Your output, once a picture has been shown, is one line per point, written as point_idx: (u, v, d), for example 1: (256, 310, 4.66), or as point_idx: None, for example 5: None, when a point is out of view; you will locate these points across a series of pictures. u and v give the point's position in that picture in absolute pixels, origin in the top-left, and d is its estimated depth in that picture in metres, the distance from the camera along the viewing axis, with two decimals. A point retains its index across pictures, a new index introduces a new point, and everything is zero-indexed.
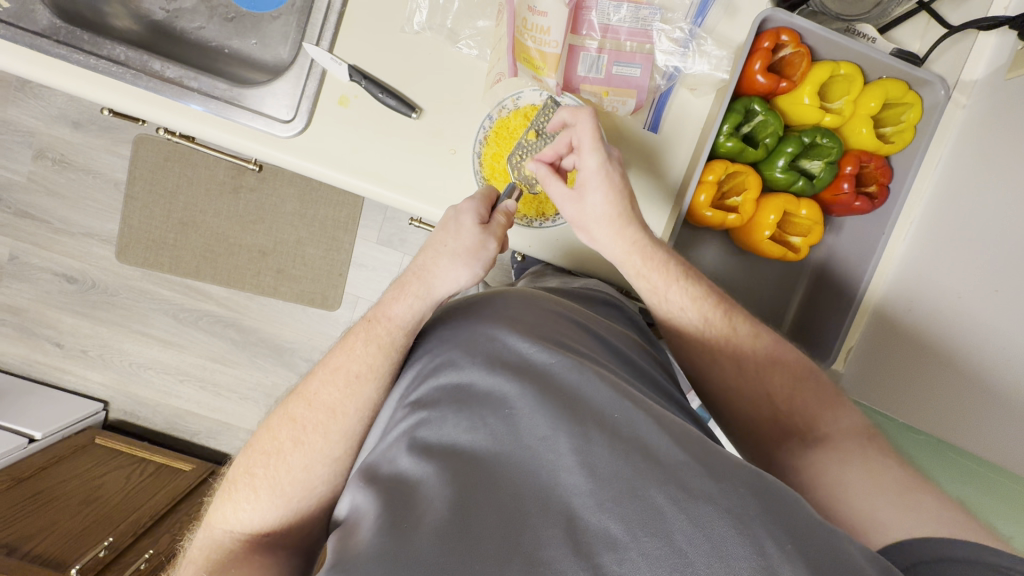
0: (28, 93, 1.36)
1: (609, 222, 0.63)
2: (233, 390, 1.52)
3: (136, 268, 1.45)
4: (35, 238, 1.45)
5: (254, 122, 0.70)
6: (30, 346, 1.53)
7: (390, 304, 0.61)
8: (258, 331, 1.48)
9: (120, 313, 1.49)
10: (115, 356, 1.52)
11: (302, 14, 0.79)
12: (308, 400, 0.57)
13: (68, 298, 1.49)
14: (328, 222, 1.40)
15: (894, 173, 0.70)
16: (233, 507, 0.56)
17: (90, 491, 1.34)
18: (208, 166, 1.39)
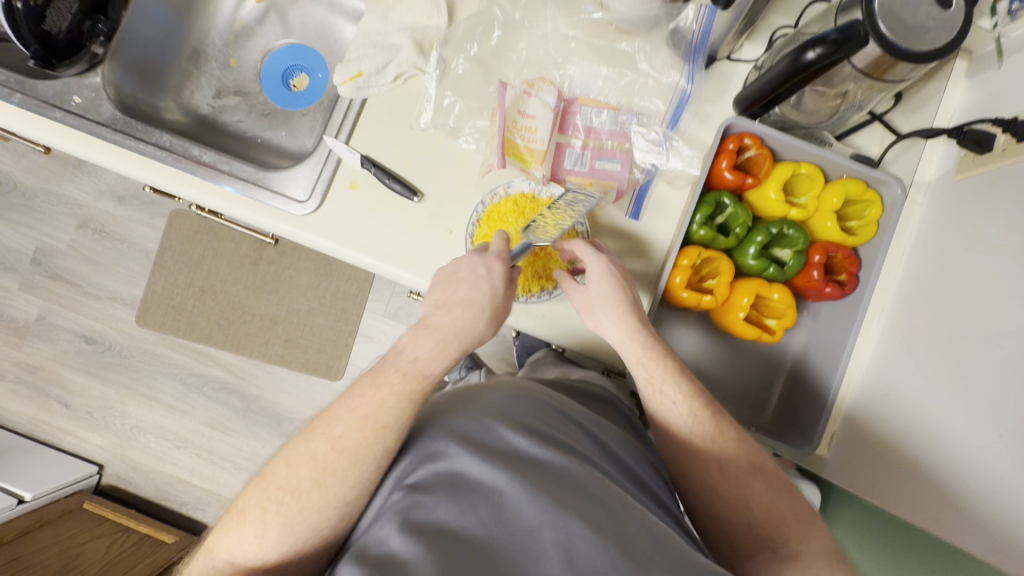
0: (83, 170, 1.52)
1: (614, 311, 0.66)
2: (228, 459, 1.51)
3: (152, 332, 1.52)
4: (62, 301, 1.54)
5: (274, 202, 0.78)
6: (38, 404, 1.56)
7: (427, 360, 0.61)
8: (260, 398, 1.50)
9: (130, 376, 1.53)
10: (118, 419, 1.54)
11: (326, 112, 0.91)
12: (331, 442, 0.56)
13: (84, 359, 1.54)
14: (339, 294, 1.47)
15: (861, 262, 0.74)
16: (239, 538, 0.54)
17: (68, 560, 1.27)
18: (233, 239, 1.49)
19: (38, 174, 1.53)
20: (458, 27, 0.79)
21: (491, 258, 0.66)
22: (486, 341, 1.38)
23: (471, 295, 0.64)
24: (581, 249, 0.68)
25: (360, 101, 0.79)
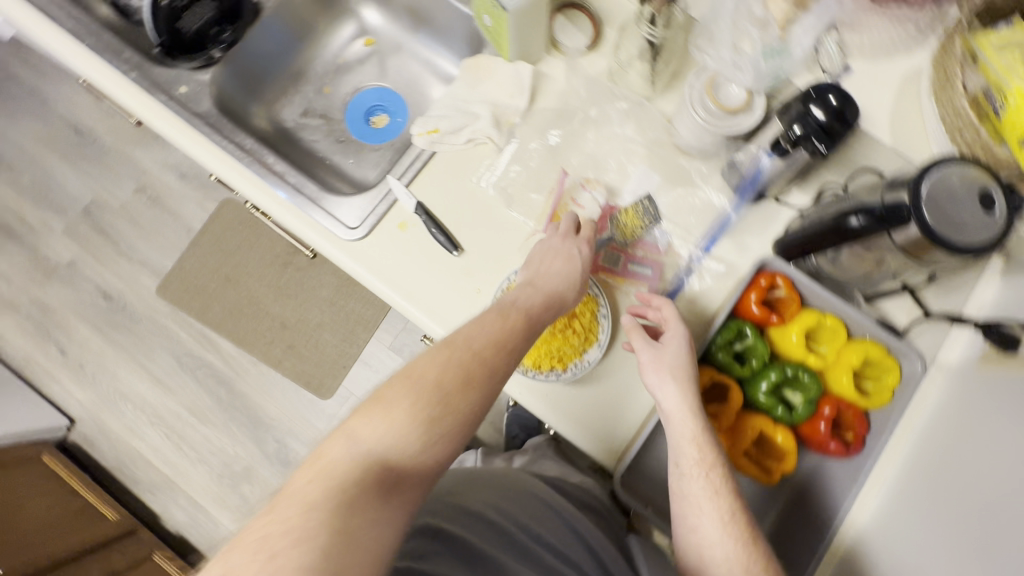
0: (159, 140, 1.63)
1: (682, 382, 0.65)
2: (195, 450, 1.49)
3: (169, 305, 1.56)
4: (98, 254, 1.60)
5: (325, 221, 0.83)
6: (37, 345, 1.58)
7: (528, 299, 0.64)
8: (246, 397, 1.50)
9: (134, 339, 1.56)
10: (106, 378, 1.55)
11: (396, 152, 0.98)
12: (460, 341, 0.55)
13: (96, 312, 1.58)
14: (352, 317, 1.50)
15: (870, 425, 0.74)
16: (358, 435, 0.48)
17: (17, 514, 1.20)
18: (272, 239, 1.56)
19: (117, 135, 1.65)
20: (536, 114, 0.87)
21: (582, 242, 0.72)
22: None
23: (566, 270, 0.69)
24: (670, 311, 0.69)
25: (429, 152, 0.85)
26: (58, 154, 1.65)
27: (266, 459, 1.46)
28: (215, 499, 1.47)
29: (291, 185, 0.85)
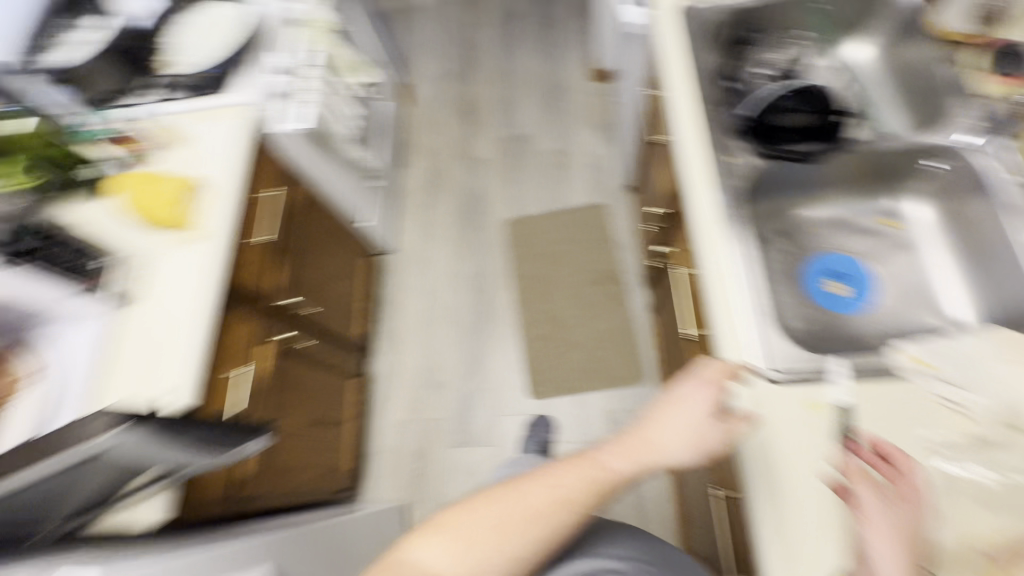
0: (607, 136, 2.04)
1: (884, 525, 0.54)
2: (429, 363, 1.82)
3: (467, 262, 1.94)
4: (439, 199, 2.05)
5: (781, 197, 0.99)
6: (427, 173, 2.11)
7: (653, 436, 0.71)
8: (485, 352, 1.80)
9: (459, 244, 1.97)
10: (421, 256, 1.98)
11: (842, 214, 1.00)
12: (599, 461, 0.69)
13: (455, 200, 2.04)
14: (599, 360, 1.71)
15: None
16: (427, 540, 0.62)
17: (313, 351, 1.42)
18: (603, 257, 1.85)
19: (587, 114, 2.10)
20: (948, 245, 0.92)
21: (771, 340, 0.77)
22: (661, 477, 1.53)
23: (682, 434, 0.69)
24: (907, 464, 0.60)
25: (882, 196, 0.99)
26: (453, 118, 2.20)
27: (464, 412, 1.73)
28: (422, 428, 1.73)
29: (675, 208, 1.13)
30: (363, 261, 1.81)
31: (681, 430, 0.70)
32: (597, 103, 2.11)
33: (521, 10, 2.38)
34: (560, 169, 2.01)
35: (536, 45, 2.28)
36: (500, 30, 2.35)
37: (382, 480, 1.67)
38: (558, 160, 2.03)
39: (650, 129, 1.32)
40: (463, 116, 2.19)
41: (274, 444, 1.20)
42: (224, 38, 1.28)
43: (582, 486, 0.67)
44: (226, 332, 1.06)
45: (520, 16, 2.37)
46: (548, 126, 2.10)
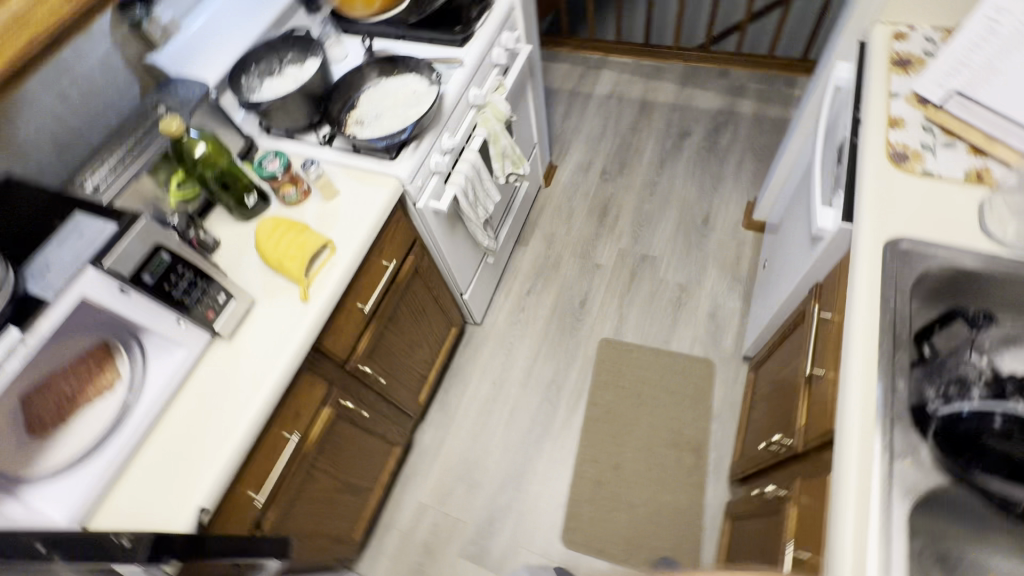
0: (739, 288, 1.86)
1: None
2: (472, 455, 1.71)
3: (548, 365, 1.83)
4: (543, 288, 1.99)
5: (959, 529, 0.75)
6: (543, 259, 2.05)
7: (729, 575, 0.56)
8: (531, 470, 1.66)
9: (544, 344, 1.88)
10: (504, 341, 1.91)
11: None
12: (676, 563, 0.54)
13: (558, 297, 1.96)
14: (652, 535, 1.51)
15: None
16: None
17: (369, 416, 1.38)
18: (693, 420, 1.66)
19: (725, 257, 1.93)
20: None
21: None
22: None
23: None
24: None
25: None
26: (586, 213, 2.14)
27: (487, 525, 1.59)
28: (439, 520, 1.62)
29: (806, 453, 0.95)
30: (450, 328, 1.77)
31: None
32: (741, 248, 1.94)
33: (692, 128, 2.28)
34: (677, 305, 1.86)
35: (696, 168, 2.17)
36: (662, 139, 2.28)
37: (381, 559, 1.58)
38: (679, 295, 1.88)
39: (799, 336, 1.15)
40: (597, 214, 2.13)
41: (292, 507, 1.14)
42: (408, 94, 1.26)
43: None
44: (293, 396, 1.05)
45: (689, 133, 2.27)
46: (681, 255, 1.96)
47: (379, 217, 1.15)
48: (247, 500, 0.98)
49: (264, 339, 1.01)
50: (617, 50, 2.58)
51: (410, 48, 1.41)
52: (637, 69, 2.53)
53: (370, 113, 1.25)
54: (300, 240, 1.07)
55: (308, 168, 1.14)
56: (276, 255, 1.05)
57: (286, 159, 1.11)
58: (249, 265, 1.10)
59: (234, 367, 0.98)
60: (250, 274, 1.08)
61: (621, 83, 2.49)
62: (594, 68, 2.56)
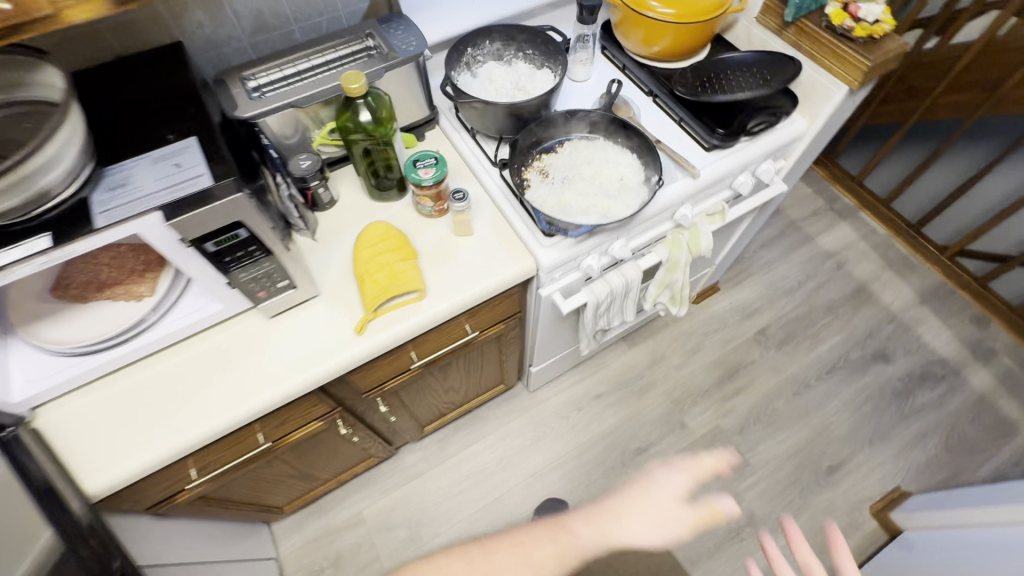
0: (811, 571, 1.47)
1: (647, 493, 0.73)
2: (432, 507, 1.57)
3: (561, 483, 1.61)
4: (612, 404, 1.73)
5: None
6: (633, 375, 1.78)
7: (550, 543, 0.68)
8: None
9: (572, 459, 1.64)
10: (538, 426, 1.70)
11: None
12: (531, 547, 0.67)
13: (619, 425, 1.69)
14: None
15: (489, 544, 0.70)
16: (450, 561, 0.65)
17: (359, 435, 1.26)
18: None
19: (822, 525, 1.53)
20: None
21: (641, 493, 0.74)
22: None
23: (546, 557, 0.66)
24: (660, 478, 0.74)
25: None
26: (711, 361, 1.80)
27: None
28: (364, 543, 1.52)
29: None
30: (497, 384, 1.59)
31: (650, 512, 0.71)
32: (848, 531, 1.53)
33: (896, 356, 1.80)
34: (731, 532, 1.53)
35: (865, 404, 1.72)
36: (853, 345, 1.83)
37: (298, 535, 1.52)
38: (741, 524, 1.54)
39: None
40: (721, 371, 1.78)
41: (233, 482, 1.07)
42: (612, 176, 1.01)
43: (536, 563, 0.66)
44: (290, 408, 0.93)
45: (887, 359, 1.80)
46: (775, 484, 1.59)
47: (487, 291, 0.95)
48: (186, 474, 0.90)
49: (294, 346, 0.88)
50: (875, 212, 2.09)
51: (651, 116, 1.14)
52: (883, 246, 2.03)
53: (559, 174, 1.01)
54: (393, 267, 0.90)
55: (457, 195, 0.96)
56: (362, 267, 0.90)
57: (441, 172, 0.93)
58: (338, 251, 0.97)
59: (254, 350, 0.88)
60: (333, 263, 0.95)
61: (853, 249, 2.02)
62: (835, 214, 2.11)
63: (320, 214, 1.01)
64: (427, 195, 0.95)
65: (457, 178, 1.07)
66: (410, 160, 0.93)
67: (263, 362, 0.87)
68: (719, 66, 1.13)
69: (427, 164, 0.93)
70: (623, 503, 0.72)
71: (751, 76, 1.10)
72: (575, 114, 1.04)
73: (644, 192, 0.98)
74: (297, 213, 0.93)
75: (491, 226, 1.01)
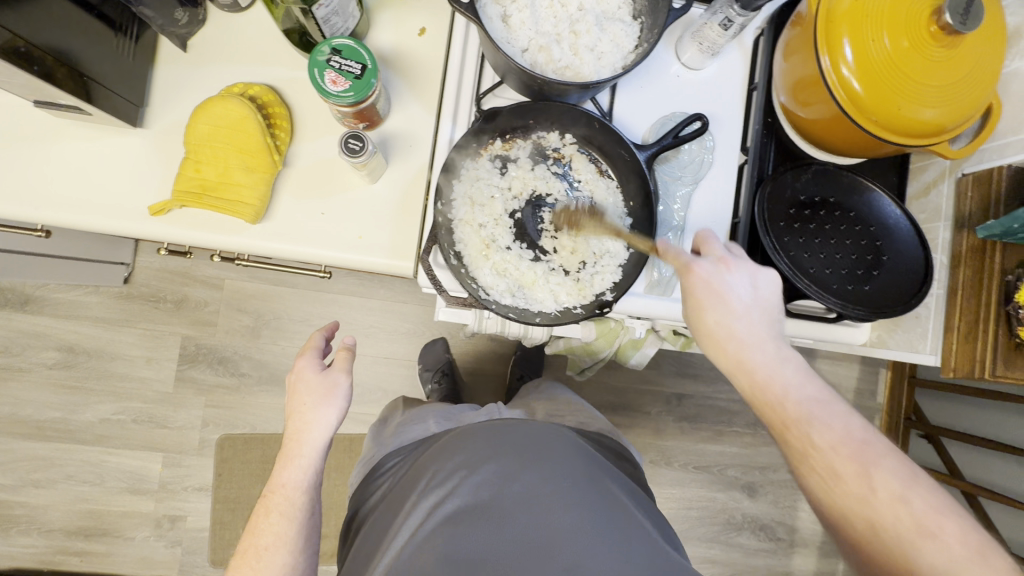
0: None
1: (299, 380, 0.69)
2: (280, 320, 1.54)
3: (401, 381, 1.55)
4: (499, 356, 1.58)
5: None
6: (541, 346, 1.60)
7: (287, 473, 0.64)
8: (279, 388, 1.54)
9: None
10: (419, 321, 1.56)
11: None
12: (281, 483, 0.64)
13: (489, 376, 1.57)
14: (240, 523, 1.50)
15: (297, 446, 0.65)
16: (254, 558, 0.61)
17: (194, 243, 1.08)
18: None
19: None
20: None
21: (309, 363, 0.70)
22: (113, 548, 1.50)
23: (284, 515, 0.63)
24: (302, 361, 0.70)
25: None
26: (610, 387, 1.59)
27: (215, 354, 1.53)
28: (210, 304, 1.53)
29: None
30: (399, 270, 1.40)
31: (321, 388, 0.67)
32: None
33: (762, 498, 1.62)
34: None
35: (695, 512, 1.61)
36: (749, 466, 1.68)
37: (158, 259, 1.50)
38: None
39: None
40: (609, 402, 1.59)
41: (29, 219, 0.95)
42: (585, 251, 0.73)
43: (273, 524, 0.62)
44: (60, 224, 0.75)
45: (750, 494, 1.62)
46: None
47: (327, 261, 0.71)
48: None
49: (61, 171, 0.67)
50: (894, 380, 1.53)
51: (714, 188, 0.76)
52: None
53: (519, 199, 0.73)
54: (225, 168, 0.66)
55: (364, 133, 0.64)
56: (196, 141, 0.66)
57: (358, 93, 0.61)
58: (202, 85, 0.70)
59: (15, 143, 0.66)
60: (184, 97, 0.69)
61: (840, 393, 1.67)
62: None
63: (213, 11, 0.69)
64: (336, 111, 0.65)
65: (416, 89, 0.73)
66: (327, 47, 0.61)
67: (13, 164, 0.66)
68: (848, 197, 0.72)
69: (343, 68, 0.61)
70: (299, 403, 0.67)
71: (861, 249, 0.71)
72: (609, 130, 0.68)
73: (587, 295, 0.70)
74: (150, 8, 0.62)
75: (395, 188, 0.72)
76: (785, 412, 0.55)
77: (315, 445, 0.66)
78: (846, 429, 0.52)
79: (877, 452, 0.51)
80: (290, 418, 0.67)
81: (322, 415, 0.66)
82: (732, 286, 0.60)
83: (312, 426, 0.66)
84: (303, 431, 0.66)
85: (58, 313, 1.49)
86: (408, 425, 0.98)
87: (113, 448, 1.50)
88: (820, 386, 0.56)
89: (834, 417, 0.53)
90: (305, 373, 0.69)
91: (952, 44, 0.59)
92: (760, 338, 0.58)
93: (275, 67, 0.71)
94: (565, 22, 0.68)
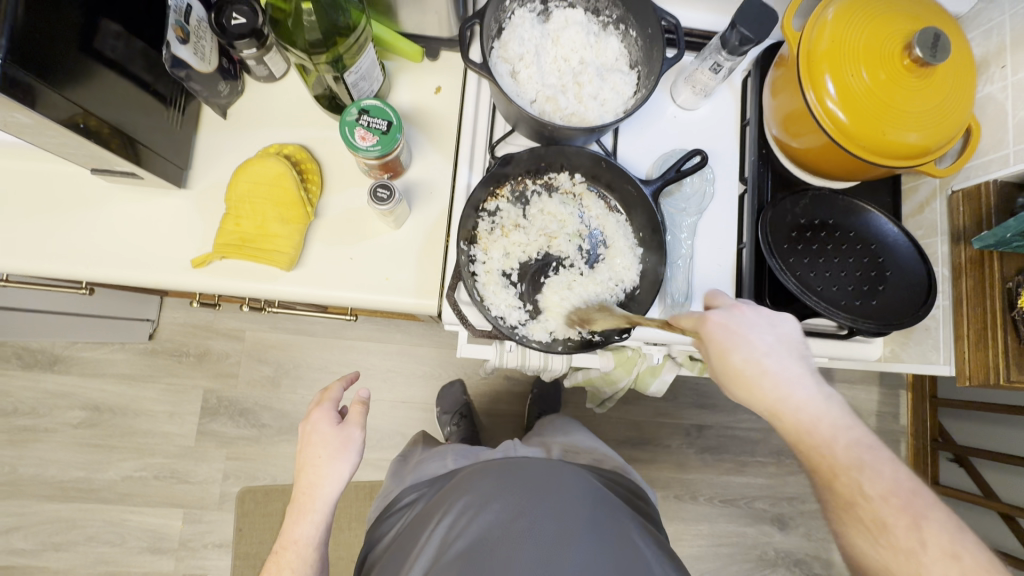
0: None
1: (313, 432, 0.69)
2: (299, 369, 1.57)
3: (419, 424, 1.56)
4: (516, 395, 1.59)
5: None
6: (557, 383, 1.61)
7: (296, 529, 0.65)
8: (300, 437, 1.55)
9: None
10: (436, 363, 1.59)
11: None
12: (291, 539, 0.65)
13: (507, 416, 1.57)
14: None
15: (308, 500, 0.66)
16: None
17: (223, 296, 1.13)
18: None
19: None
20: None
21: (320, 413, 0.71)
22: None
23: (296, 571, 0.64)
24: (315, 412, 0.71)
25: None
26: (628, 421, 1.58)
27: (236, 405, 1.55)
28: (231, 357, 1.56)
29: None
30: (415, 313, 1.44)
31: (333, 443, 0.68)
32: None
33: (794, 531, 1.58)
34: None
35: (725, 549, 1.56)
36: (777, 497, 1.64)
37: (182, 314, 1.55)
38: None
39: None
40: (629, 437, 1.58)
41: None
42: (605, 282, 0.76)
43: None
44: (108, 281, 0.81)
45: (781, 527, 1.57)
46: None
47: (355, 302, 0.75)
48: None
49: (112, 229, 0.72)
50: (913, 400, 1.50)
51: (717, 217, 0.81)
52: None
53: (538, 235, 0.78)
54: (263, 221, 0.71)
55: (390, 183, 0.70)
56: (237, 199, 0.72)
57: (385, 147, 0.67)
58: (242, 147, 0.76)
59: (73, 205, 0.72)
60: (225, 158, 0.76)
61: None
62: None
63: (250, 82, 0.77)
64: (363, 163, 0.71)
65: (434, 141, 0.80)
66: (356, 108, 0.67)
67: (69, 226, 0.71)
68: (846, 218, 0.76)
69: (372, 125, 0.67)
70: (311, 458, 0.67)
71: (863, 266, 0.74)
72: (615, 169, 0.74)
73: None
74: (195, 81, 0.68)
75: (419, 232, 0.77)
76: (832, 458, 0.55)
77: (328, 500, 0.66)
78: (894, 480, 0.52)
79: (926, 505, 0.50)
80: (303, 470, 0.67)
81: (334, 468, 0.67)
82: (751, 326, 0.61)
83: (325, 480, 0.66)
84: (316, 485, 0.66)
85: (84, 372, 1.53)
86: (426, 462, 0.99)
87: (135, 506, 1.50)
88: (864, 432, 0.55)
89: (882, 463, 0.53)
90: (318, 426, 0.70)
91: (926, 74, 0.64)
92: (797, 377, 0.59)
93: (306, 129, 0.77)
94: (568, 74, 0.75)
